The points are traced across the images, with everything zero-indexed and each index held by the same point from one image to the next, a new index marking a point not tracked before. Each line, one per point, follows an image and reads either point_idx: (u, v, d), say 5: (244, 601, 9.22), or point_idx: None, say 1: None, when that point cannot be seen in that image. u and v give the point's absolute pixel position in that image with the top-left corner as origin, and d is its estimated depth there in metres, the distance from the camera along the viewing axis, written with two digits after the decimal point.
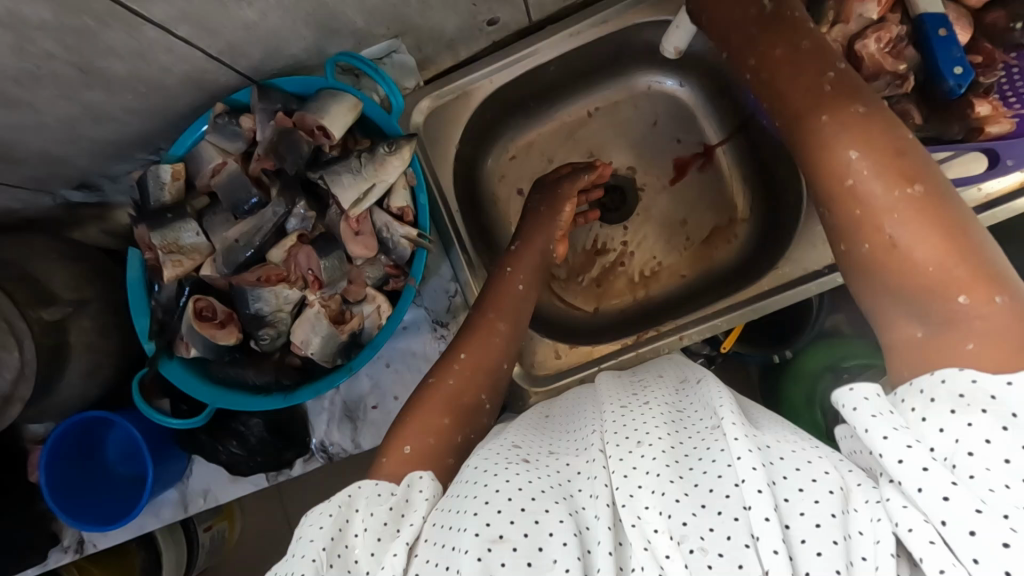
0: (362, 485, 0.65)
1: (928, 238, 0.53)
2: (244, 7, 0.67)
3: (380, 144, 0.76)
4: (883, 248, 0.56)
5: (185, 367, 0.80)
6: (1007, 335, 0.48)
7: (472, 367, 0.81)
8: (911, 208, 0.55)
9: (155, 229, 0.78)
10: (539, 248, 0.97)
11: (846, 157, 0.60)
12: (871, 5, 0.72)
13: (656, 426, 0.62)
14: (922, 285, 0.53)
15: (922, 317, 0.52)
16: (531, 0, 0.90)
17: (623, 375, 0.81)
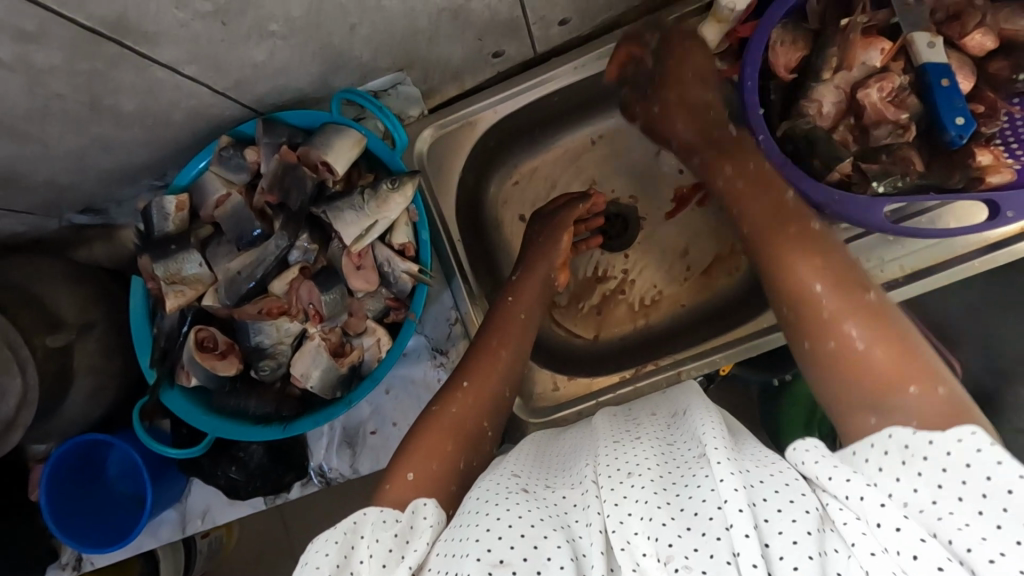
0: (367, 513, 0.65)
1: (882, 349, 0.59)
2: (253, 47, 0.67)
3: (383, 181, 0.76)
4: (845, 345, 0.61)
5: (185, 395, 0.81)
6: (943, 414, 0.53)
7: (475, 395, 0.80)
8: (865, 311, 0.62)
9: (158, 260, 0.78)
10: (541, 275, 0.97)
11: (809, 284, 0.66)
12: (874, 54, 0.74)
13: (646, 458, 0.63)
14: (876, 377, 0.57)
15: (877, 407, 0.56)
16: (537, 34, 0.91)
17: (620, 413, 0.81)
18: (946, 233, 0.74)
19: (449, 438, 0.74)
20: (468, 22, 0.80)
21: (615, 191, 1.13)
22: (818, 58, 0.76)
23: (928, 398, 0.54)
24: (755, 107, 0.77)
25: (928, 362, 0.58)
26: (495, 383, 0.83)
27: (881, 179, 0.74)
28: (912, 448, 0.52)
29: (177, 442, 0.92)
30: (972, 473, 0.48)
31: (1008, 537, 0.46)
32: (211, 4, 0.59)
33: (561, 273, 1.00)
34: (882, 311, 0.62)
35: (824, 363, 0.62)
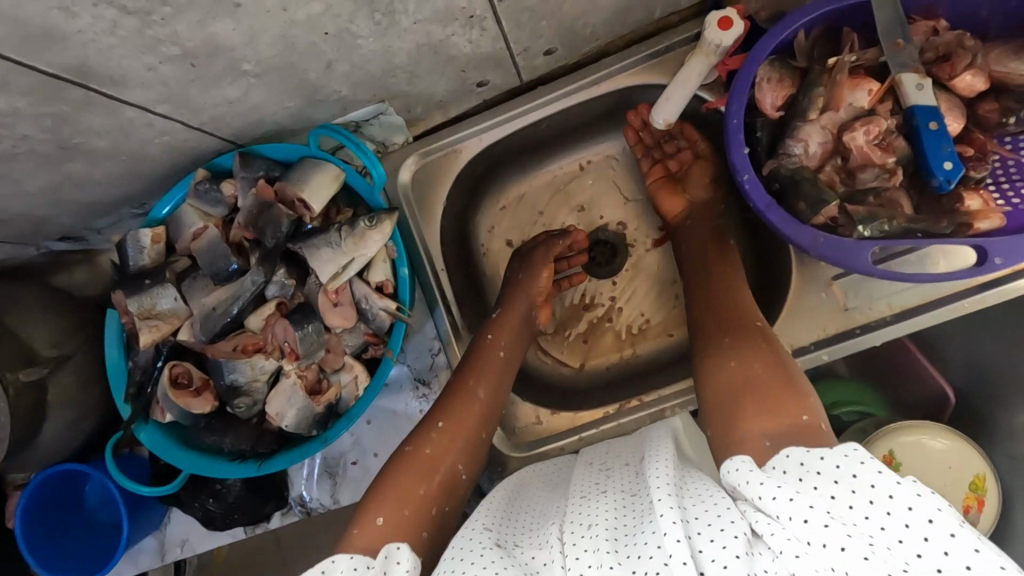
0: (337, 559, 0.64)
1: (774, 388, 0.66)
2: (226, 86, 0.66)
3: (361, 219, 0.75)
4: (747, 369, 0.70)
5: (161, 430, 0.81)
6: (804, 433, 0.60)
7: (452, 434, 0.79)
8: (772, 354, 0.71)
9: (131, 295, 0.77)
10: (520, 314, 0.97)
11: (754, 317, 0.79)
12: (861, 95, 0.74)
13: (603, 508, 0.64)
14: (767, 394, 0.66)
15: (759, 414, 0.64)
16: (522, 65, 0.89)
17: (596, 461, 0.81)
18: (929, 279, 0.73)
19: (426, 480, 0.74)
20: (449, 55, 0.78)
21: (604, 217, 1.10)
22: (804, 98, 0.75)
23: (814, 425, 0.61)
24: (741, 146, 0.75)
25: (814, 405, 0.64)
26: (472, 425, 0.81)
27: (866, 223, 0.73)
28: (807, 466, 0.56)
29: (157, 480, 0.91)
30: (858, 482, 0.53)
31: (895, 538, 0.50)
32: (179, 49, 0.57)
33: (543, 309, 1.01)
34: (778, 363, 0.70)
35: (729, 399, 0.69)
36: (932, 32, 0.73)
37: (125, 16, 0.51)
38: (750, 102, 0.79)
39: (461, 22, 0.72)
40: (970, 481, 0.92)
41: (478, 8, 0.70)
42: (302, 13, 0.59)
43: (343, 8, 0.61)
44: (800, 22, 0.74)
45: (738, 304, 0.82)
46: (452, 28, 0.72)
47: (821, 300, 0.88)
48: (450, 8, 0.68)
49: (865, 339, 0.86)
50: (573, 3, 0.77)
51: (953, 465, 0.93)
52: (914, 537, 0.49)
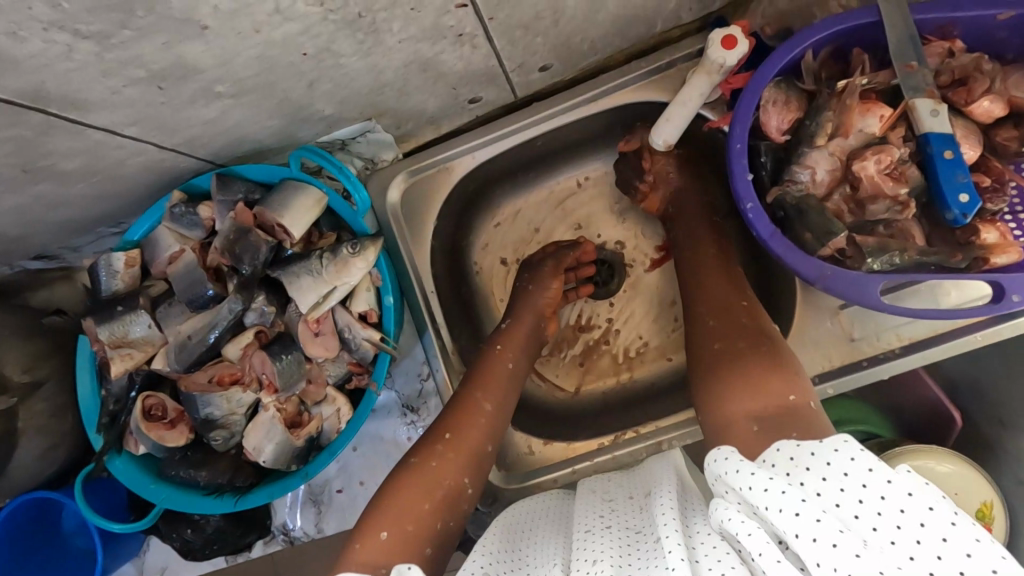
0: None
1: (760, 371, 0.64)
2: (200, 108, 0.62)
3: (343, 245, 0.71)
4: (729, 351, 0.68)
5: (133, 462, 0.77)
6: (798, 419, 0.58)
7: (457, 447, 0.74)
8: (755, 334, 0.69)
9: (102, 323, 0.74)
10: (528, 328, 0.92)
11: (738, 300, 0.74)
12: (872, 121, 0.70)
13: (605, 543, 0.60)
14: (756, 378, 0.63)
15: (750, 400, 0.61)
16: (517, 81, 0.85)
17: (598, 490, 0.77)
18: (942, 316, 0.69)
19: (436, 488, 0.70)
20: (439, 73, 0.74)
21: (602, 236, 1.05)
22: (812, 123, 0.72)
23: (802, 405, 0.59)
24: (745, 172, 0.71)
25: (801, 380, 0.63)
26: (477, 436, 0.76)
27: (876, 255, 0.69)
28: (796, 461, 0.54)
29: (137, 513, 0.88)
30: (849, 479, 0.50)
31: (886, 539, 0.47)
32: (144, 71, 0.53)
33: (551, 321, 0.95)
34: (765, 341, 0.68)
35: (714, 376, 0.67)
36: (948, 53, 0.69)
37: (79, 40, 0.47)
38: (755, 124, 0.75)
39: (450, 40, 0.67)
40: (976, 509, 0.86)
41: (468, 26, 0.66)
42: (277, 34, 0.55)
43: (321, 28, 0.56)
44: (807, 41, 0.70)
45: (728, 291, 0.76)
46: (441, 45, 0.68)
47: (823, 331, 0.83)
48: (438, 26, 0.64)
49: (871, 373, 0.81)
50: (569, 20, 0.73)
51: (960, 492, 0.86)
52: (905, 538, 0.47)
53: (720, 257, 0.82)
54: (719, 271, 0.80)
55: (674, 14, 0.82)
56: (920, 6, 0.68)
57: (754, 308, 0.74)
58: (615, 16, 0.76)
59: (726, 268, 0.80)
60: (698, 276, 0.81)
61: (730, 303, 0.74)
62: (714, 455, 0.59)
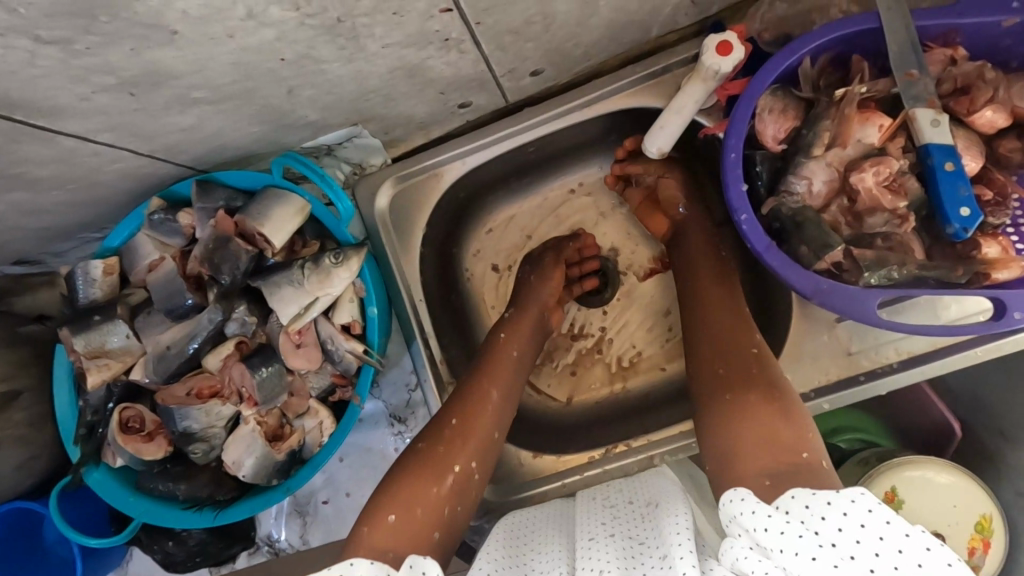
0: (356, 564, 0.58)
1: (770, 423, 0.60)
2: (176, 114, 0.60)
3: (326, 255, 0.69)
4: (740, 400, 0.63)
5: (112, 474, 0.75)
6: (811, 477, 0.54)
7: (466, 434, 0.72)
8: (767, 383, 0.64)
9: (78, 333, 0.72)
10: (535, 315, 0.89)
11: (749, 346, 0.69)
12: (871, 131, 0.68)
13: (610, 553, 0.60)
14: (768, 431, 0.59)
15: (759, 450, 0.58)
16: (509, 86, 0.82)
17: (599, 497, 0.75)
18: (944, 333, 0.67)
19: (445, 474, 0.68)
20: (427, 79, 0.72)
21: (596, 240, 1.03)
22: (809, 132, 0.70)
23: (815, 464, 0.56)
24: (740, 182, 0.69)
25: (813, 437, 0.59)
26: (485, 425, 0.74)
27: (874, 269, 0.67)
28: (812, 510, 0.51)
29: (118, 525, 0.84)
30: (866, 532, 0.49)
31: None
32: (114, 77, 0.51)
33: (556, 312, 0.93)
34: (776, 390, 0.63)
35: (724, 417, 0.63)
36: (950, 61, 0.67)
37: (42, 46, 0.45)
38: (752, 133, 0.73)
39: (436, 46, 0.65)
40: (975, 523, 0.83)
41: (454, 31, 0.64)
42: (253, 40, 0.52)
43: (299, 34, 0.54)
44: (805, 48, 0.68)
45: (737, 334, 0.71)
46: (427, 51, 0.66)
47: (819, 345, 0.81)
48: (423, 32, 0.62)
49: (866, 388, 0.78)
50: (562, 25, 0.71)
51: (958, 504, 0.84)
52: None
53: (726, 292, 0.77)
54: (727, 308, 0.75)
55: (670, 18, 0.79)
56: (922, 12, 0.66)
57: (765, 358, 0.68)
58: (609, 21, 0.74)
59: (732, 307, 0.75)
60: (697, 305, 0.77)
61: (734, 338, 0.71)
62: (726, 493, 0.56)
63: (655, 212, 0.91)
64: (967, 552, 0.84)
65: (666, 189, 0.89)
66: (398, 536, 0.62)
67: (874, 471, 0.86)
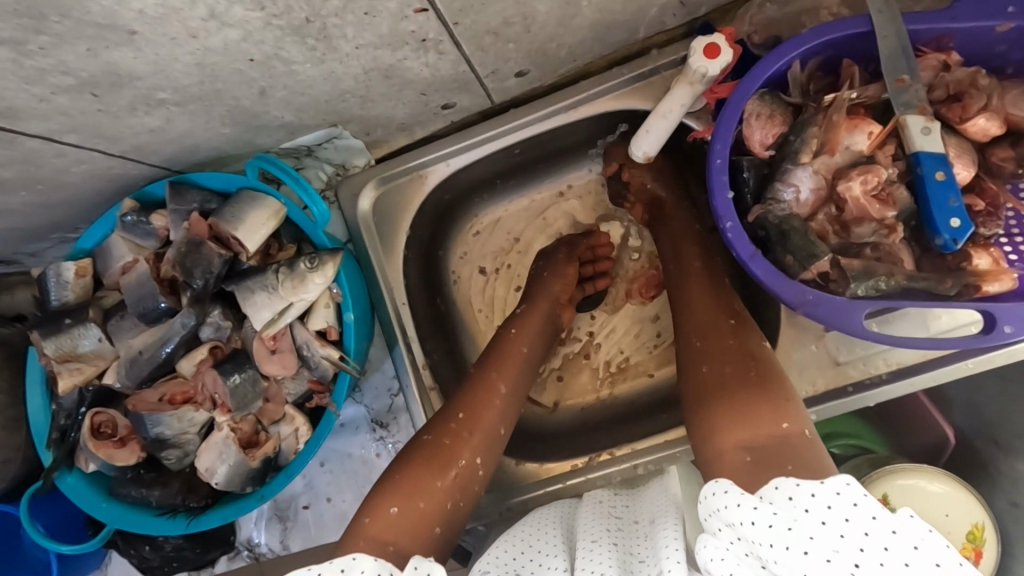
0: (359, 558, 0.53)
1: (749, 398, 0.59)
2: (142, 116, 0.59)
3: (301, 259, 0.69)
4: (718, 378, 0.63)
5: (86, 480, 0.74)
6: (792, 450, 0.53)
7: (471, 428, 0.70)
8: (743, 355, 0.64)
9: (48, 337, 0.70)
10: (545, 313, 0.87)
11: (728, 321, 0.69)
12: (859, 139, 0.66)
13: (609, 557, 0.59)
14: (748, 407, 0.58)
15: (742, 428, 0.57)
16: (491, 87, 0.80)
17: (605, 501, 0.72)
18: (931, 346, 0.65)
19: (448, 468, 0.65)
20: (405, 80, 0.71)
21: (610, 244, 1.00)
22: (796, 138, 0.68)
23: (795, 435, 0.55)
24: (725, 189, 0.68)
25: (793, 402, 0.58)
26: (491, 419, 0.72)
27: (861, 279, 0.65)
28: (796, 501, 0.48)
29: (96, 529, 0.83)
30: (850, 527, 0.46)
31: None
32: (71, 78, 0.51)
33: (567, 309, 0.91)
34: (754, 366, 0.62)
35: (706, 404, 0.62)
36: (943, 66, 0.65)
37: None
38: (739, 138, 0.71)
39: (413, 47, 0.64)
40: (966, 532, 0.82)
41: (431, 31, 0.62)
42: (216, 40, 0.52)
43: (266, 34, 0.53)
44: (795, 51, 0.66)
45: (718, 310, 0.71)
46: (403, 52, 0.64)
47: (808, 357, 0.79)
48: (396, 32, 0.60)
49: (856, 399, 0.77)
50: (543, 25, 0.69)
51: (949, 514, 0.82)
52: None
53: (708, 270, 0.78)
54: (707, 286, 0.75)
55: (656, 19, 0.77)
56: (913, 16, 0.64)
57: (745, 329, 0.68)
58: (592, 22, 0.72)
59: (713, 284, 0.75)
60: (679, 284, 0.78)
61: (713, 312, 0.71)
62: (709, 485, 0.54)
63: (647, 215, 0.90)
64: None
65: (649, 183, 0.88)
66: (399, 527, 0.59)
67: (864, 480, 0.84)
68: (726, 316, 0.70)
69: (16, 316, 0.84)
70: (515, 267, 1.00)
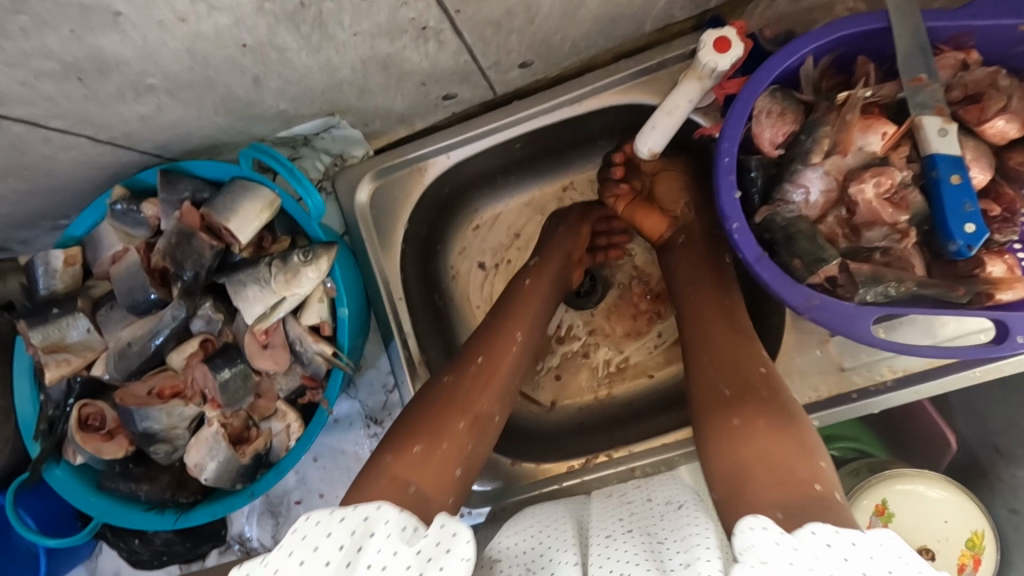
0: (382, 508, 0.51)
1: (782, 453, 0.54)
2: (131, 102, 0.57)
3: (294, 253, 0.67)
4: (747, 427, 0.58)
5: (75, 473, 0.73)
6: (830, 514, 0.49)
7: (490, 374, 0.70)
8: (772, 406, 0.59)
9: (35, 327, 0.69)
10: (554, 273, 0.84)
11: (755, 367, 0.65)
12: (874, 139, 0.64)
13: (631, 550, 0.55)
14: (781, 464, 0.53)
15: (775, 487, 0.52)
16: (494, 78, 0.78)
17: (615, 495, 0.72)
18: (941, 354, 0.63)
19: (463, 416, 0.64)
20: (404, 70, 0.68)
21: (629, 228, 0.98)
22: (807, 138, 0.66)
23: (829, 497, 0.51)
24: (732, 190, 0.66)
25: (825, 465, 0.54)
26: (508, 367, 0.72)
27: (869, 286, 0.63)
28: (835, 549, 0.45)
29: (85, 521, 0.82)
30: None
31: None
32: (55, 62, 0.49)
33: (577, 269, 0.89)
34: (784, 417, 0.58)
35: (731, 450, 0.57)
36: (962, 65, 0.63)
37: None
38: (747, 136, 0.69)
39: (412, 35, 0.62)
40: (966, 538, 0.81)
41: (432, 20, 0.60)
42: (206, 25, 0.50)
43: (258, 20, 0.51)
44: (808, 47, 0.64)
45: (743, 354, 0.66)
46: (402, 41, 0.62)
47: (810, 362, 0.77)
48: (396, 20, 0.58)
49: (861, 405, 0.75)
50: (547, 16, 0.67)
51: (950, 520, 0.81)
52: None
53: (723, 301, 0.73)
54: (728, 324, 0.70)
55: (665, 12, 0.75)
56: (933, 13, 0.62)
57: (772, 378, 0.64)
58: (599, 13, 0.70)
59: (735, 322, 0.71)
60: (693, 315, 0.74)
61: (736, 354, 0.66)
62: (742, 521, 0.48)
63: (650, 211, 0.85)
64: (957, 568, 0.81)
65: (666, 187, 0.85)
66: (421, 469, 0.58)
67: (863, 484, 0.82)
68: (752, 360, 0.65)
69: (6, 303, 0.82)
70: (515, 261, 0.98)
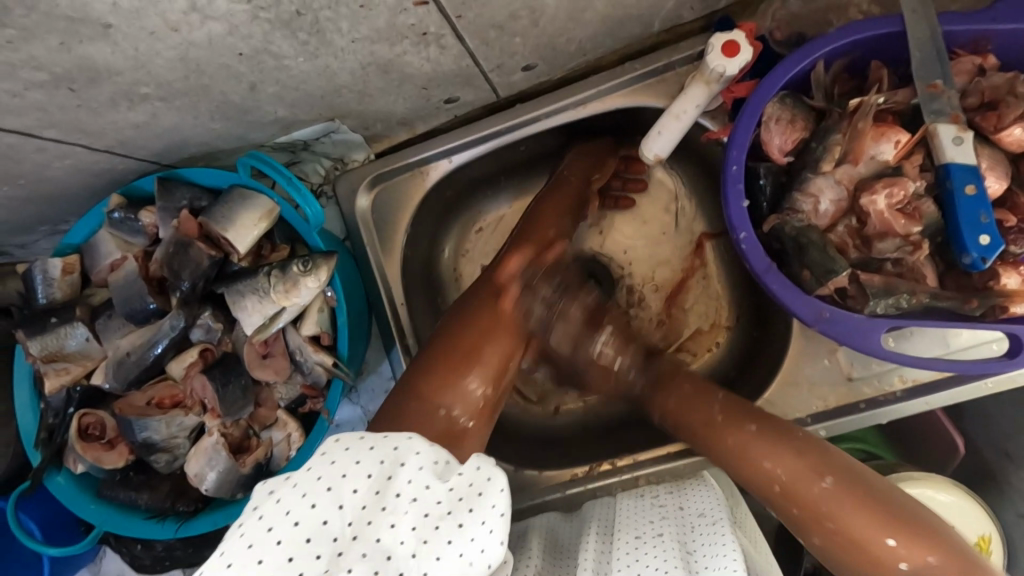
0: (412, 439, 0.51)
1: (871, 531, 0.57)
2: (125, 111, 0.56)
3: (294, 263, 0.66)
4: (834, 539, 0.59)
5: (75, 483, 0.73)
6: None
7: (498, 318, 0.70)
8: (840, 501, 0.58)
9: (33, 336, 0.69)
10: (573, 188, 0.83)
11: (771, 474, 0.62)
12: (887, 148, 0.62)
13: (664, 553, 0.60)
14: (869, 560, 0.57)
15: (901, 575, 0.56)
16: (497, 81, 0.76)
17: (645, 495, 0.74)
18: (951, 367, 0.62)
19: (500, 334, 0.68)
20: (403, 74, 0.67)
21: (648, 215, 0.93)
22: (818, 146, 0.64)
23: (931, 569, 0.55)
24: (739, 197, 0.64)
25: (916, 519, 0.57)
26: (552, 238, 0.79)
27: (881, 297, 0.62)
28: None
29: (88, 527, 0.82)
30: None
31: None
32: (44, 73, 0.48)
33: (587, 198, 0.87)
34: (860, 484, 0.59)
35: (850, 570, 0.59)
36: (979, 70, 0.61)
37: None
38: (755, 143, 0.68)
39: (412, 41, 0.60)
40: (974, 544, 0.80)
41: (433, 25, 0.59)
42: (199, 34, 0.49)
43: (253, 28, 0.50)
44: (818, 52, 0.62)
45: (767, 426, 0.66)
46: (402, 46, 0.61)
47: (819, 372, 0.75)
48: (395, 26, 0.57)
49: (868, 416, 0.73)
50: (549, 20, 0.65)
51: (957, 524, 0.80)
52: None
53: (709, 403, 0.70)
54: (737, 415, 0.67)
55: (672, 13, 0.73)
56: (950, 16, 0.60)
57: (803, 449, 0.62)
58: (603, 16, 0.68)
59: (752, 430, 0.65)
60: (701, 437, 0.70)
61: (763, 446, 0.64)
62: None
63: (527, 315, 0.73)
64: None
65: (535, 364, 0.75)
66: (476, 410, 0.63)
67: None
68: (780, 453, 0.63)
69: None
70: None
